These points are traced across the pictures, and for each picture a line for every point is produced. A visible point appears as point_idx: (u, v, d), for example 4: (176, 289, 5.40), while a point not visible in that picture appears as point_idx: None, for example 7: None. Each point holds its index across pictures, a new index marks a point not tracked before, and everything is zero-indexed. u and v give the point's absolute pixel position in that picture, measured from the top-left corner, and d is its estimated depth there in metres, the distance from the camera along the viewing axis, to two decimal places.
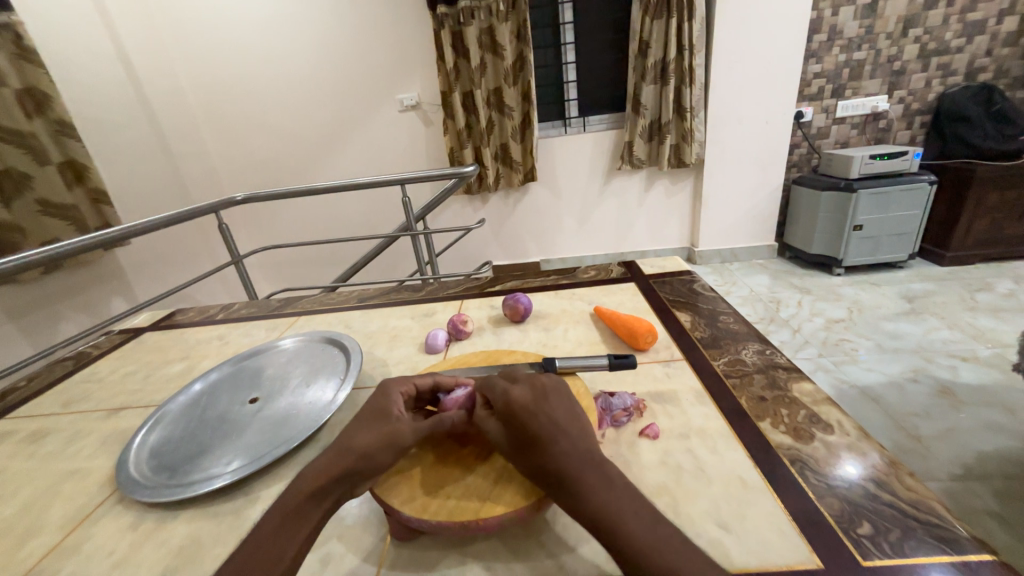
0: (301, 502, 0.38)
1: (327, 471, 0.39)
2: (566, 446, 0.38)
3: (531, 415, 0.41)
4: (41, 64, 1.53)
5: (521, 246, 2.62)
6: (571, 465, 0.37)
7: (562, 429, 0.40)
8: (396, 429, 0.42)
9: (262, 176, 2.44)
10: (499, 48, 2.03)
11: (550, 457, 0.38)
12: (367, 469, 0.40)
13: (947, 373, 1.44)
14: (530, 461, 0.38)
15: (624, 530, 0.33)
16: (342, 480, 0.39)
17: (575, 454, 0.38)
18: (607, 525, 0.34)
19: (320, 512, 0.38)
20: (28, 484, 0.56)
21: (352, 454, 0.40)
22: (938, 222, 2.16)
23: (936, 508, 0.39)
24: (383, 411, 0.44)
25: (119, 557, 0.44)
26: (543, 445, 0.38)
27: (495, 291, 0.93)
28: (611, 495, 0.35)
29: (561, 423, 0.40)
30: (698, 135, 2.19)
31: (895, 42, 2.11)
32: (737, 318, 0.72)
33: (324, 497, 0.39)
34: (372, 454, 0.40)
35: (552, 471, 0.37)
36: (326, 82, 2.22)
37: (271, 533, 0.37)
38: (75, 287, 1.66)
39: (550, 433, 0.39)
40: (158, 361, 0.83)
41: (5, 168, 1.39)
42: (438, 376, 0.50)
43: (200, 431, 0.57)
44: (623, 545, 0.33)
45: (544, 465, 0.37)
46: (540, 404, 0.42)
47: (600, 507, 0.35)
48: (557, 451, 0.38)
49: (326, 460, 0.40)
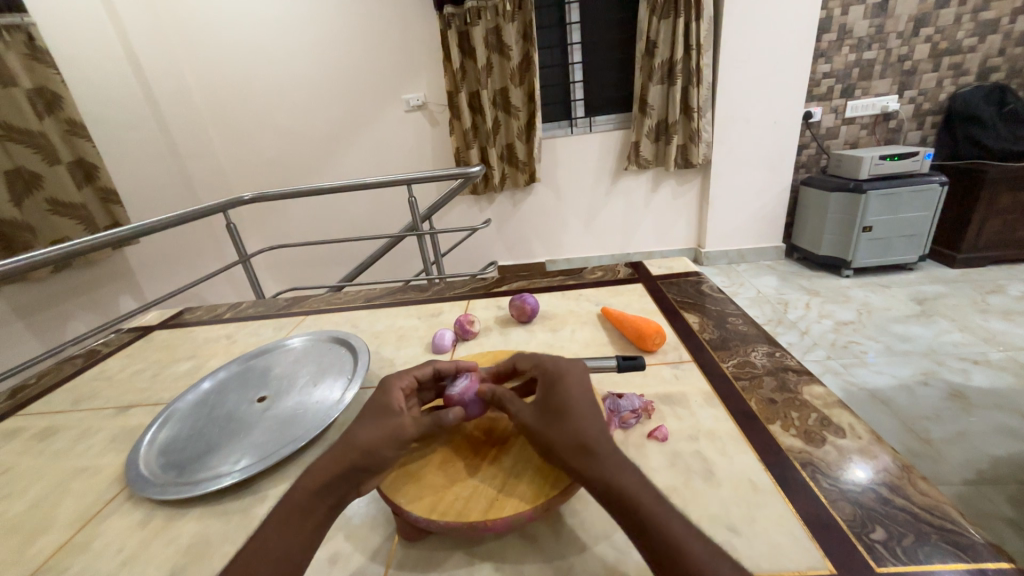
0: (305, 499, 0.38)
1: (331, 469, 0.39)
2: (600, 424, 0.39)
3: (570, 388, 0.42)
4: (53, 65, 1.55)
5: (526, 247, 2.63)
6: (601, 438, 0.38)
7: (593, 407, 0.41)
8: (398, 426, 0.41)
9: (269, 176, 2.46)
10: (505, 48, 2.03)
11: (585, 428, 0.38)
12: (371, 468, 0.39)
13: (958, 376, 1.42)
14: (564, 429, 0.39)
15: (649, 509, 0.34)
16: (345, 479, 0.39)
17: (607, 436, 0.38)
18: (630, 500, 0.34)
19: (324, 510, 0.38)
20: (38, 480, 0.57)
21: (353, 452, 0.40)
22: (950, 224, 2.13)
23: (950, 512, 0.39)
24: (385, 407, 0.44)
25: (127, 555, 0.44)
26: (578, 415, 0.39)
27: (502, 292, 0.93)
28: (633, 475, 0.36)
29: (593, 404, 0.41)
30: (705, 136, 2.17)
31: (906, 41, 2.08)
32: (746, 320, 0.71)
33: (328, 495, 0.38)
34: (373, 451, 0.39)
35: (581, 438, 0.37)
36: (333, 82, 2.23)
37: (278, 530, 0.37)
38: (84, 285, 1.67)
39: (581, 406, 0.40)
40: (167, 359, 0.84)
41: (14, 167, 1.41)
42: (437, 364, 0.50)
43: (208, 429, 0.57)
44: (658, 528, 0.33)
45: (575, 431, 0.38)
46: (578, 380, 0.44)
47: (632, 488, 0.35)
48: (594, 426, 0.39)
49: (328, 457, 0.40)
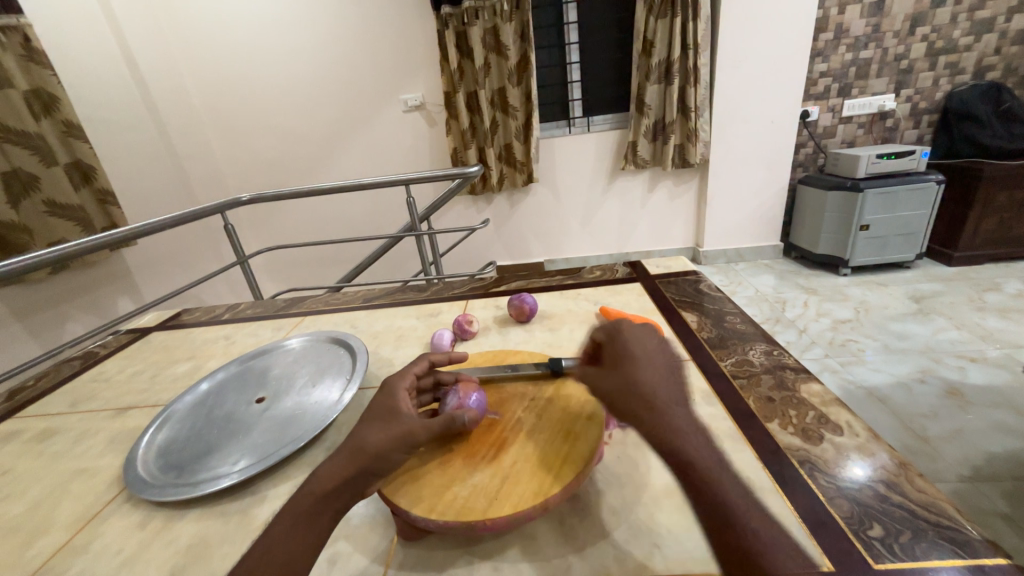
0: (309, 502, 0.38)
1: (337, 474, 0.39)
2: (663, 383, 0.39)
3: (636, 343, 0.43)
4: (49, 67, 1.55)
5: (524, 247, 2.63)
6: (664, 394, 0.38)
7: (657, 364, 0.41)
8: (409, 429, 0.41)
9: (267, 177, 2.46)
10: (503, 48, 2.03)
11: (650, 384, 0.39)
12: (378, 472, 0.39)
13: (955, 374, 1.42)
14: (631, 381, 0.39)
15: (707, 467, 0.34)
16: (353, 483, 0.39)
17: (670, 395, 0.39)
18: (687, 457, 0.35)
19: (332, 514, 0.38)
20: (37, 482, 0.57)
21: (364, 456, 0.40)
22: (946, 222, 2.14)
23: (947, 509, 0.39)
24: (393, 409, 0.44)
25: (127, 556, 0.44)
26: (644, 371, 0.40)
27: (500, 291, 0.93)
28: (694, 436, 0.36)
29: (661, 360, 0.41)
30: (702, 136, 2.18)
31: (902, 40, 2.09)
32: (743, 318, 0.71)
33: (335, 499, 0.39)
34: (384, 454, 0.40)
35: (642, 390, 0.38)
36: (330, 82, 2.23)
37: (281, 536, 0.37)
38: (82, 287, 1.67)
39: (647, 360, 0.41)
40: (166, 360, 0.84)
41: (13, 169, 1.40)
42: (433, 358, 0.52)
43: (207, 431, 0.57)
44: (716, 488, 0.33)
45: (637, 383, 0.39)
46: (643, 336, 0.44)
47: (693, 449, 0.35)
48: (657, 383, 0.39)
49: (337, 461, 0.40)
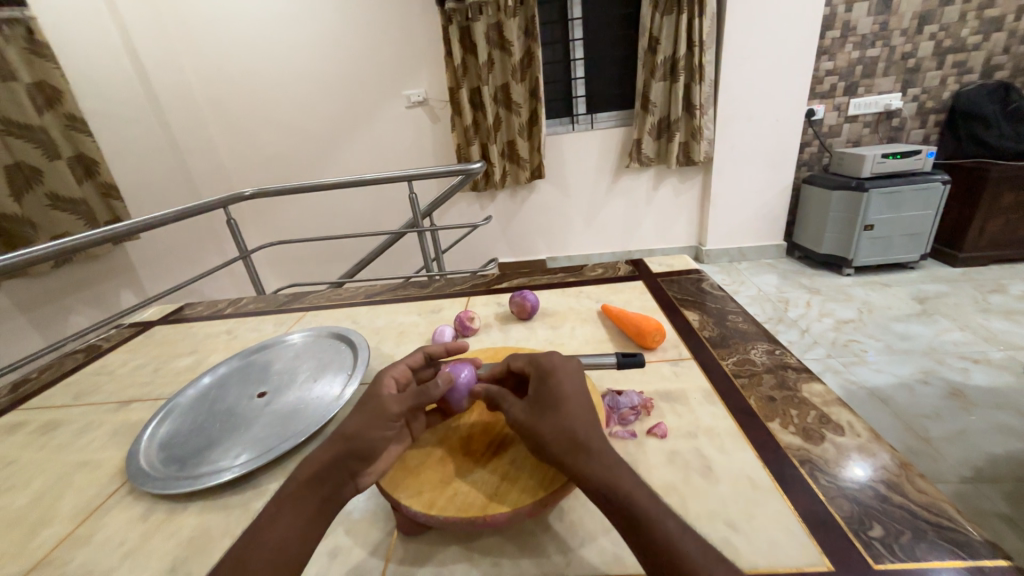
0: (297, 489, 0.39)
1: (322, 457, 0.40)
2: (588, 423, 0.39)
3: (562, 382, 0.43)
4: (53, 59, 1.55)
5: (528, 244, 2.63)
6: (594, 435, 0.38)
7: (583, 403, 0.41)
8: (382, 406, 0.42)
9: (270, 172, 2.46)
10: (507, 44, 2.02)
11: (577, 424, 0.39)
12: (359, 455, 0.40)
13: (957, 375, 1.42)
14: (555, 427, 0.39)
15: (645, 507, 0.34)
16: (337, 467, 0.39)
17: (597, 436, 0.38)
18: (625, 500, 0.34)
19: (318, 500, 0.38)
20: (39, 474, 0.57)
21: (342, 439, 0.40)
22: (952, 222, 2.13)
23: (948, 510, 0.39)
24: (370, 392, 0.44)
25: (129, 547, 0.45)
26: (571, 413, 0.40)
27: (502, 288, 0.93)
28: (630, 476, 0.36)
29: (585, 399, 0.42)
30: (706, 133, 2.17)
31: (910, 39, 2.07)
32: (746, 317, 0.71)
33: (321, 485, 0.39)
34: (364, 434, 0.40)
35: (574, 434, 0.38)
36: (333, 77, 2.22)
37: (270, 521, 0.37)
38: (86, 280, 1.68)
39: (569, 403, 0.40)
40: (168, 354, 0.84)
41: (15, 162, 1.40)
42: (428, 350, 0.51)
43: (209, 424, 0.57)
44: (653, 531, 0.33)
45: (565, 427, 0.38)
46: (569, 374, 0.44)
47: (630, 491, 0.35)
48: (581, 424, 0.39)
49: (325, 447, 0.40)
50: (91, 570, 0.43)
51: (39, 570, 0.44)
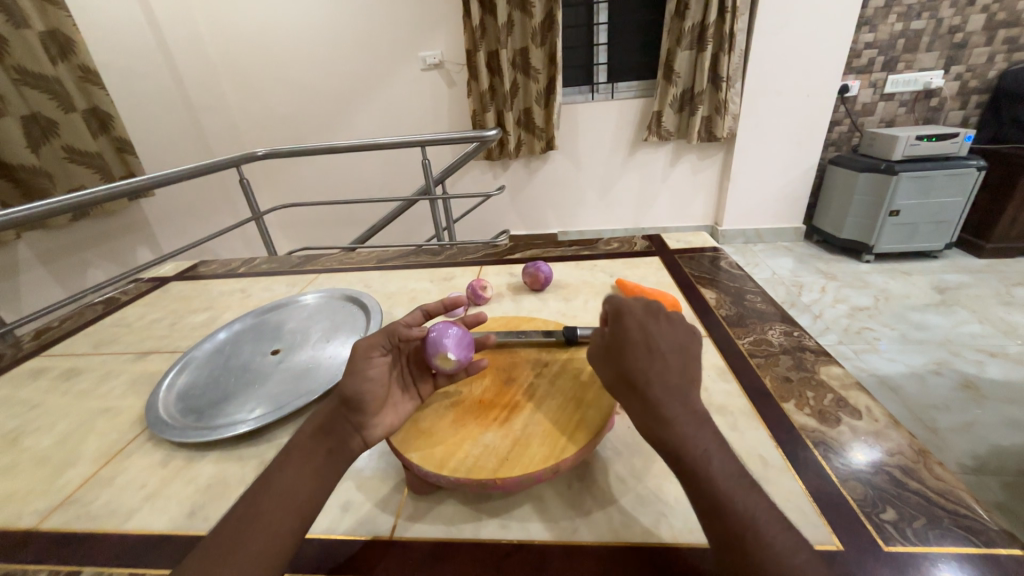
0: (306, 441, 0.40)
1: (328, 411, 0.41)
2: (649, 369, 0.36)
3: (629, 325, 0.38)
4: (64, 7, 1.51)
5: (539, 216, 2.59)
6: (660, 380, 0.35)
7: (657, 347, 0.37)
8: (358, 345, 0.43)
9: (283, 133, 2.41)
10: (528, 5, 1.92)
11: (636, 368, 0.36)
12: (356, 406, 0.40)
13: (972, 367, 1.39)
14: (616, 370, 0.38)
15: (695, 458, 0.33)
16: (339, 419, 0.40)
17: (656, 382, 0.35)
18: (674, 447, 0.34)
19: (324, 451, 0.39)
20: (64, 417, 0.59)
21: (340, 391, 0.41)
22: (982, 211, 2.05)
23: (964, 497, 0.38)
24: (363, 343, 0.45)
25: (150, 491, 0.46)
26: (630, 354, 0.37)
27: (515, 258, 0.92)
28: (686, 425, 0.34)
29: (657, 339, 0.38)
30: (732, 108, 2.08)
31: (960, 11, 1.93)
32: (765, 297, 0.70)
33: (328, 436, 0.40)
34: (353, 380, 0.41)
35: (630, 379, 0.36)
36: (347, 36, 2.15)
37: (280, 470, 0.38)
38: (102, 235, 1.69)
39: (637, 343, 0.37)
40: (184, 309, 0.85)
41: (30, 113, 1.40)
42: (427, 307, 0.49)
43: (225, 378, 0.58)
44: (701, 478, 0.32)
45: (623, 371, 0.37)
46: (642, 314, 0.39)
47: (681, 441, 0.33)
48: (640, 369, 0.36)
49: (329, 403, 0.42)
50: (115, 510, 0.44)
51: (67, 507, 0.46)
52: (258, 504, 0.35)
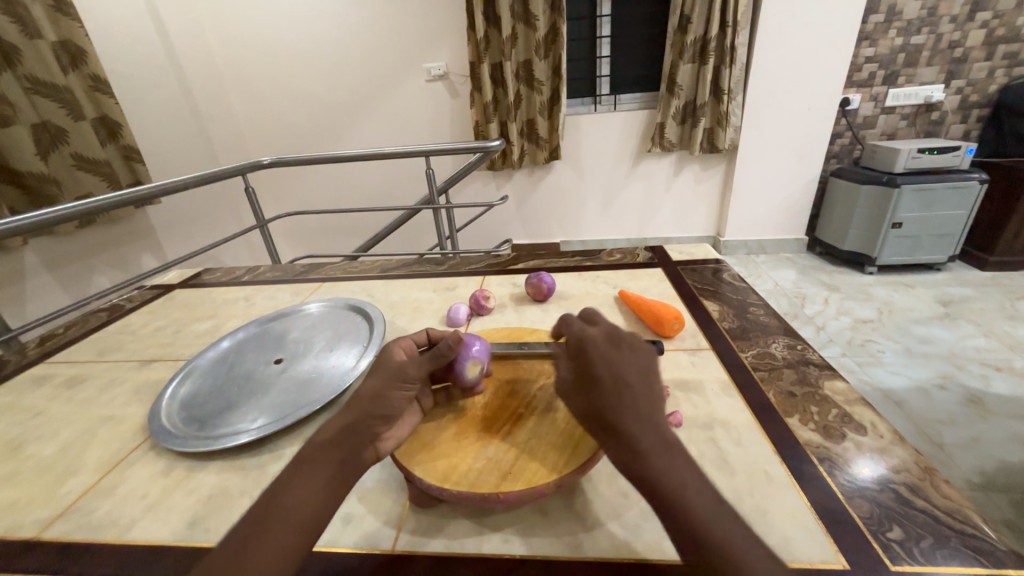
0: (317, 451, 0.38)
1: (342, 421, 0.39)
2: (623, 404, 0.36)
3: (593, 362, 0.38)
4: (77, 19, 1.54)
5: (542, 226, 2.60)
6: (633, 413, 0.35)
7: (625, 380, 0.37)
8: (397, 364, 0.42)
9: (289, 142, 2.44)
10: (532, 18, 1.95)
11: (608, 402, 0.36)
12: (380, 418, 0.40)
13: (977, 382, 1.38)
14: (588, 407, 0.37)
15: (671, 492, 0.33)
16: (356, 430, 0.39)
17: (632, 415, 0.35)
18: (650, 482, 0.33)
19: (336, 463, 0.37)
20: (68, 425, 0.59)
21: (361, 402, 0.40)
22: (985, 224, 2.05)
23: (972, 517, 0.38)
24: (384, 356, 0.44)
25: (151, 501, 0.46)
26: (602, 389, 0.37)
27: (517, 269, 0.92)
28: (662, 455, 0.34)
29: (628, 370, 0.37)
30: (733, 120, 2.10)
31: (959, 26, 1.95)
32: (768, 310, 0.69)
33: (341, 447, 0.38)
34: (380, 397, 0.40)
35: (603, 415, 0.36)
36: (354, 48, 2.18)
37: (290, 482, 0.36)
38: (109, 242, 1.71)
39: (607, 378, 0.37)
40: (188, 317, 0.86)
41: (41, 121, 1.42)
42: (431, 330, 0.51)
43: (228, 387, 0.58)
44: (681, 510, 0.32)
45: (598, 407, 0.36)
46: (610, 347, 0.39)
47: (657, 471, 0.33)
48: (613, 405, 0.36)
49: (343, 413, 0.40)
50: (116, 520, 0.44)
51: (67, 516, 0.45)
52: (269, 519, 0.34)
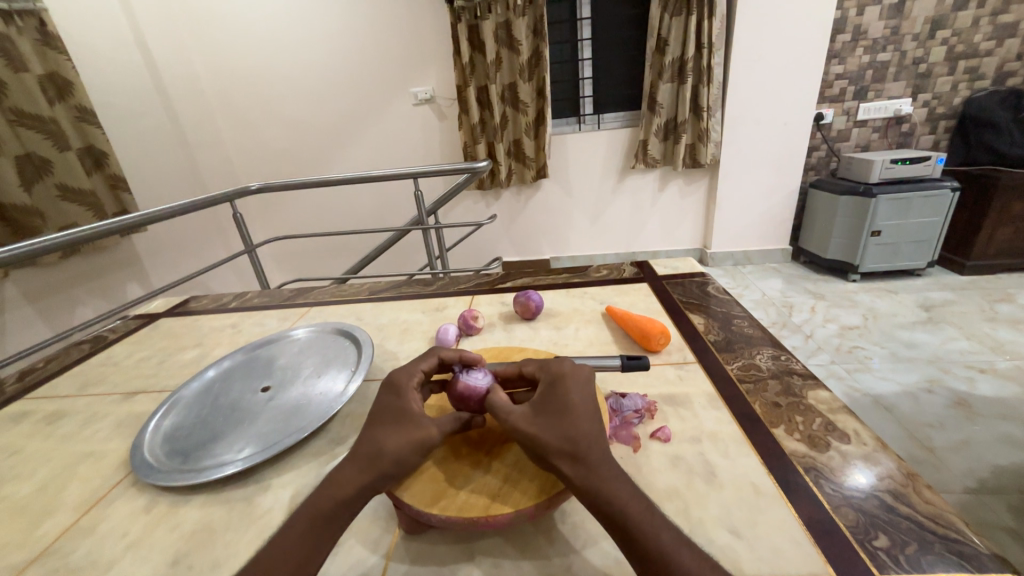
0: (331, 510, 0.37)
1: (359, 479, 0.39)
2: (591, 435, 0.38)
3: (570, 392, 0.41)
4: (64, 51, 1.56)
5: (532, 243, 2.62)
6: (600, 445, 0.37)
7: (594, 414, 0.40)
8: (429, 437, 0.40)
9: (276, 166, 2.45)
10: (515, 43, 2.02)
11: (581, 429, 0.38)
12: (396, 477, 0.39)
13: (963, 384, 1.40)
14: (557, 434, 0.37)
15: (635, 517, 0.34)
16: (372, 489, 0.38)
17: (600, 445, 0.37)
18: (619, 508, 0.34)
19: (347, 520, 0.38)
20: (46, 463, 0.57)
21: (382, 461, 0.39)
22: (960, 230, 2.11)
23: (955, 522, 0.38)
24: (405, 411, 0.43)
25: (132, 539, 0.45)
26: (574, 419, 0.39)
27: (506, 288, 0.92)
28: (625, 485, 0.36)
29: (593, 406, 0.41)
30: (713, 135, 2.16)
31: (921, 44, 2.05)
32: (751, 322, 0.71)
33: (356, 504, 0.38)
34: (400, 460, 0.39)
35: (576, 443, 0.37)
36: (341, 74, 2.23)
37: (300, 537, 0.36)
38: (93, 272, 1.69)
39: (574, 410, 0.39)
40: (174, 346, 0.85)
41: (25, 153, 1.42)
42: (443, 354, 0.50)
43: (214, 418, 0.57)
44: (647, 537, 0.33)
45: (569, 435, 0.37)
46: (578, 381, 0.43)
47: (621, 497, 0.35)
48: (585, 437, 0.37)
49: (355, 467, 0.39)
50: (94, 561, 0.43)
51: (43, 559, 0.44)
52: None
